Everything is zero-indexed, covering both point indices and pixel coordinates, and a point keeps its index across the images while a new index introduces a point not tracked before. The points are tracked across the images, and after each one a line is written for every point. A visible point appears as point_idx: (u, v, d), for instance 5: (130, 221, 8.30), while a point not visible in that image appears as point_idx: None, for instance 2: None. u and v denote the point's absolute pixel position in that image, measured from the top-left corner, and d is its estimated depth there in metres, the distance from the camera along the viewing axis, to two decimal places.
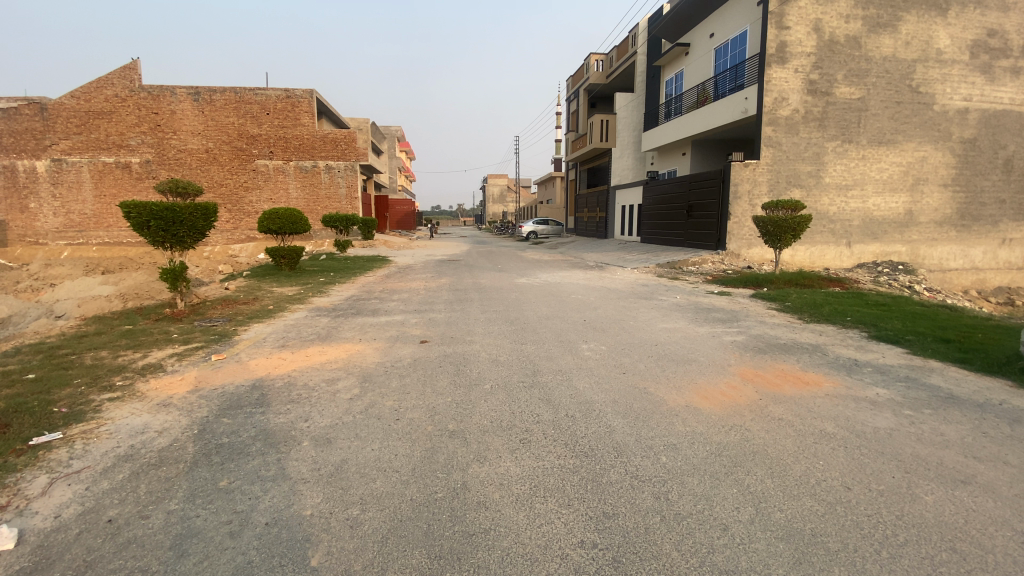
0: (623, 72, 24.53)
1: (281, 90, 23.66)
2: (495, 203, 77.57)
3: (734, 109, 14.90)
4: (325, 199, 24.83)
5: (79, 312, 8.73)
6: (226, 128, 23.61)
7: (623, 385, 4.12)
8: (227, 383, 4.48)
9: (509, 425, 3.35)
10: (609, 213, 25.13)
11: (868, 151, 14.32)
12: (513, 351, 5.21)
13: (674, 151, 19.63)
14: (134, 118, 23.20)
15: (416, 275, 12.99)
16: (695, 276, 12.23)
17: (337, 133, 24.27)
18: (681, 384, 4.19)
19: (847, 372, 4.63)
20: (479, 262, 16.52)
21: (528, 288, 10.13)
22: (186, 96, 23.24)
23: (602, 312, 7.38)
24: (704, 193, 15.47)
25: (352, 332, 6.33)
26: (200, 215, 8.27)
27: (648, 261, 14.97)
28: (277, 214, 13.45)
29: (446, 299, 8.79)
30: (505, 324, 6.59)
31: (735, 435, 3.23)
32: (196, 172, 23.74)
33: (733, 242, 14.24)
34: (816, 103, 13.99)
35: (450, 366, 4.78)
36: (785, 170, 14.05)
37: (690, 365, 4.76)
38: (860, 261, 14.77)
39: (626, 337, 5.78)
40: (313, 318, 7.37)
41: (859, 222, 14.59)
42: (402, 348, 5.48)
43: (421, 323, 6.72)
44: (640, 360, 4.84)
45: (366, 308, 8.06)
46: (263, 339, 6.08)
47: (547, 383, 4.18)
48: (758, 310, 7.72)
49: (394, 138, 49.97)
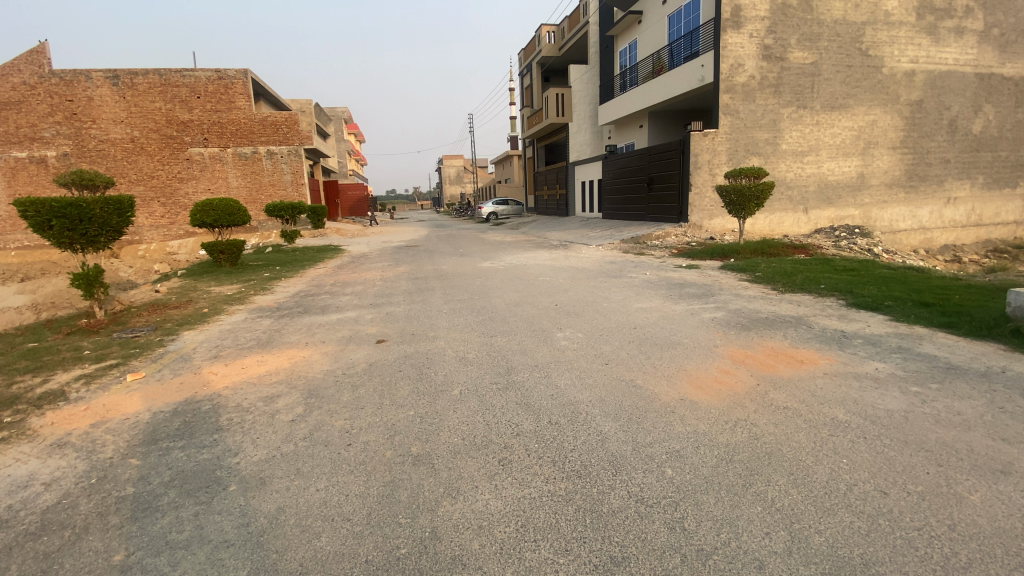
0: (576, 43, 23.88)
1: (211, 71, 21.75)
2: (452, 185, 75.97)
3: (690, 78, 14.60)
4: (270, 187, 23.19)
5: None
6: (153, 114, 21.57)
7: (609, 377, 3.68)
8: (142, 410, 3.74)
9: (484, 441, 2.84)
10: (569, 189, 24.71)
11: (822, 116, 14.39)
12: (481, 347, 4.67)
13: (631, 124, 19.29)
14: (47, 107, 20.86)
15: (371, 264, 12.19)
16: (661, 250, 11.97)
17: (277, 116, 22.60)
18: (671, 372, 3.79)
19: (839, 346, 4.33)
20: (438, 247, 15.77)
21: (493, 273, 9.54)
22: (104, 80, 21.06)
23: (573, 295, 6.91)
24: (664, 165, 15.18)
25: (298, 335, 5.60)
26: (112, 210, 7.21)
27: (613, 237, 14.66)
28: (211, 206, 12.25)
29: (405, 290, 8.11)
30: (470, 314, 6.04)
31: (743, 433, 2.82)
32: (122, 164, 21.69)
33: (695, 214, 14.06)
34: (771, 69, 13.84)
35: (411, 369, 4.19)
36: (743, 138, 13.92)
37: (675, 349, 4.35)
38: (817, 226, 14.94)
39: (602, 321, 5.34)
40: (254, 320, 6.57)
41: (815, 187, 14.71)
42: (355, 351, 4.84)
43: (378, 320, 6.06)
44: (622, 348, 4.40)
45: (316, 305, 7.30)
46: (192, 350, 5.29)
47: (523, 383, 3.67)
48: (731, 283, 7.47)
49: (341, 120, 47.64)
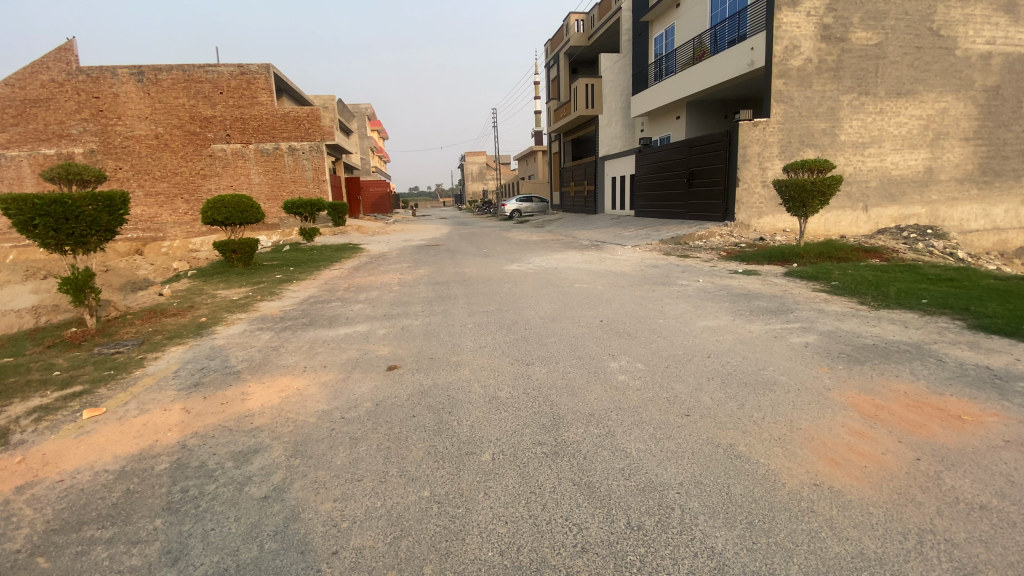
0: (607, 32, 22.67)
1: (233, 65, 21.25)
2: (475, 182, 75.22)
3: (737, 63, 13.30)
4: (291, 184, 22.64)
5: None
6: (176, 110, 21.22)
7: (696, 441, 2.71)
8: (83, 468, 2.82)
9: (536, 568, 1.86)
10: (598, 185, 23.54)
11: (887, 104, 12.95)
12: (517, 380, 3.71)
13: (667, 115, 18.04)
14: (73, 104, 20.68)
15: (389, 265, 11.35)
16: (708, 252, 10.80)
17: (299, 111, 21.97)
18: (784, 436, 2.76)
19: (1000, 395, 3.20)
20: (462, 246, 14.84)
21: (522, 277, 8.57)
22: (129, 76, 20.76)
23: (620, 308, 5.90)
24: (707, 158, 13.93)
25: (296, 357, 4.67)
26: (102, 207, 6.43)
27: (650, 237, 13.52)
28: (223, 203, 11.56)
29: (425, 297, 7.20)
30: (499, 331, 5.06)
31: (942, 564, 1.82)
32: (147, 161, 21.45)
33: (743, 212, 12.81)
34: (830, 51, 12.49)
35: (430, 414, 3.23)
36: (797, 128, 12.62)
37: (774, 395, 3.30)
38: (878, 226, 13.52)
39: (665, 347, 4.33)
40: (252, 334, 5.70)
41: (877, 183, 13.27)
42: (361, 381, 3.92)
43: (392, 336, 5.14)
44: (702, 390, 3.38)
45: (325, 315, 6.43)
46: (175, 373, 4.44)
47: (579, 445, 2.70)
48: (807, 295, 6.33)
49: (365, 117, 47.28)
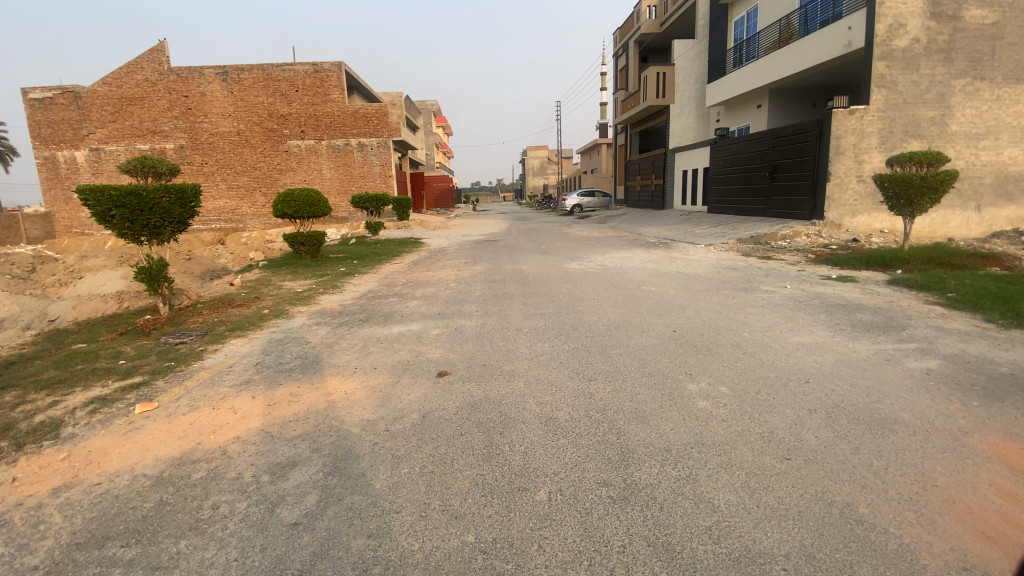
0: (681, 18, 21.44)
1: (308, 64, 22.05)
2: (536, 176, 74.78)
3: (832, 44, 11.95)
4: (359, 178, 23.25)
5: (73, 315, 7.38)
6: (256, 108, 22.35)
7: (802, 497, 2.19)
8: (123, 471, 2.74)
9: None
10: (667, 180, 22.41)
11: (1006, 91, 11.24)
12: (580, 398, 3.31)
13: (747, 104, 16.74)
14: (166, 102, 22.26)
15: (447, 260, 11.22)
16: (792, 254, 9.79)
17: (367, 107, 22.47)
18: (919, 497, 2.18)
19: None
20: (521, 242, 14.52)
21: (583, 277, 8.10)
22: (215, 76, 22.08)
23: (694, 316, 5.32)
24: (793, 150, 12.70)
25: (348, 355, 4.49)
26: (174, 200, 6.68)
27: (725, 236, 12.57)
28: (292, 196, 11.91)
29: (481, 296, 6.91)
30: (558, 338, 4.65)
31: None
32: (229, 156, 22.80)
33: (832, 210, 11.56)
34: (941, 30, 10.95)
35: (481, 433, 2.88)
36: (901, 116, 11.21)
37: (897, 437, 2.69)
38: (995, 228, 11.77)
39: (753, 369, 3.78)
40: (308, 329, 5.63)
41: (996, 178, 11.54)
42: (410, 387, 3.63)
43: (445, 338, 4.87)
44: (802, 427, 2.84)
45: (380, 311, 6.29)
46: (230, 367, 4.39)
47: (655, 491, 2.26)
48: (918, 309, 5.43)
49: (431, 112, 47.99)
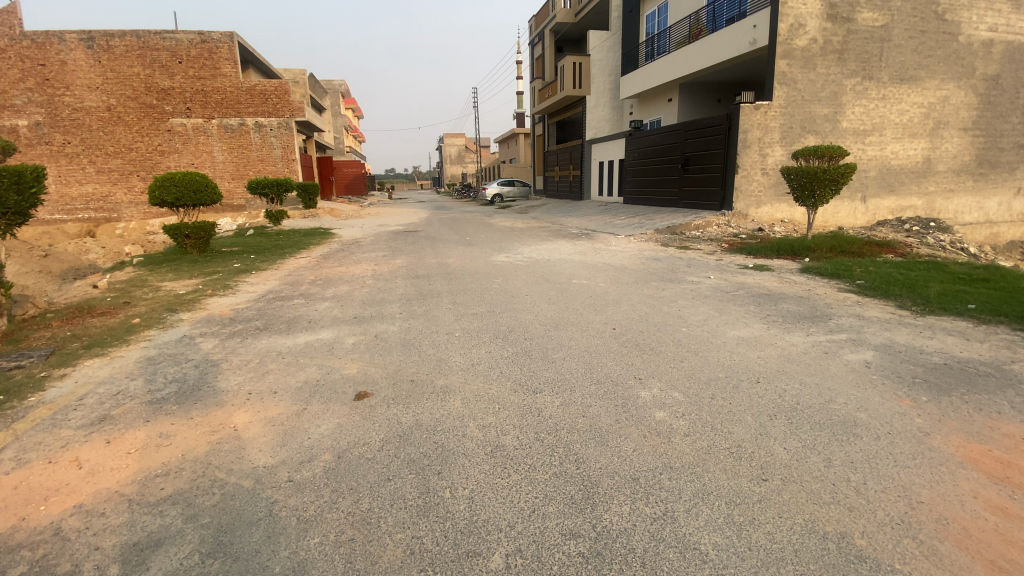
0: (595, 8, 21.61)
1: (194, 33, 19.42)
2: (453, 164, 73.48)
3: (738, 41, 12.48)
4: (258, 163, 21.07)
5: None
6: (130, 80, 19.34)
7: (793, 532, 1.93)
8: None
9: None
10: (584, 170, 22.69)
11: (889, 90, 12.39)
12: (526, 417, 2.87)
13: (659, 97, 17.22)
14: (16, 71, 18.85)
15: (362, 254, 10.30)
16: (708, 244, 10.11)
17: (266, 84, 20.33)
18: (907, 519, 2.00)
19: None
20: (443, 233, 13.85)
21: (512, 270, 7.72)
22: (77, 41, 18.86)
23: (630, 312, 5.11)
24: (704, 143, 13.18)
25: (241, 377, 3.69)
26: (9, 183, 5.27)
27: (643, 226, 12.81)
28: (173, 181, 10.27)
29: (405, 295, 6.27)
30: (494, 343, 4.19)
31: None
32: (98, 135, 19.60)
33: (741, 200, 12.16)
34: (836, 31, 11.82)
35: (414, 475, 2.34)
36: (799, 113, 12.00)
37: (861, 444, 2.55)
38: (875, 218, 13.08)
39: (702, 369, 3.57)
40: (191, 343, 4.65)
41: (876, 172, 12.77)
42: (322, 416, 2.99)
43: (364, 348, 4.23)
44: (769, 437, 2.62)
45: (285, 317, 5.43)
46: (80, 400, 3.42)
47: (633, 541, 1.89)
48: (836, 296, 5.66)
49: (339, 94, 45.06)
